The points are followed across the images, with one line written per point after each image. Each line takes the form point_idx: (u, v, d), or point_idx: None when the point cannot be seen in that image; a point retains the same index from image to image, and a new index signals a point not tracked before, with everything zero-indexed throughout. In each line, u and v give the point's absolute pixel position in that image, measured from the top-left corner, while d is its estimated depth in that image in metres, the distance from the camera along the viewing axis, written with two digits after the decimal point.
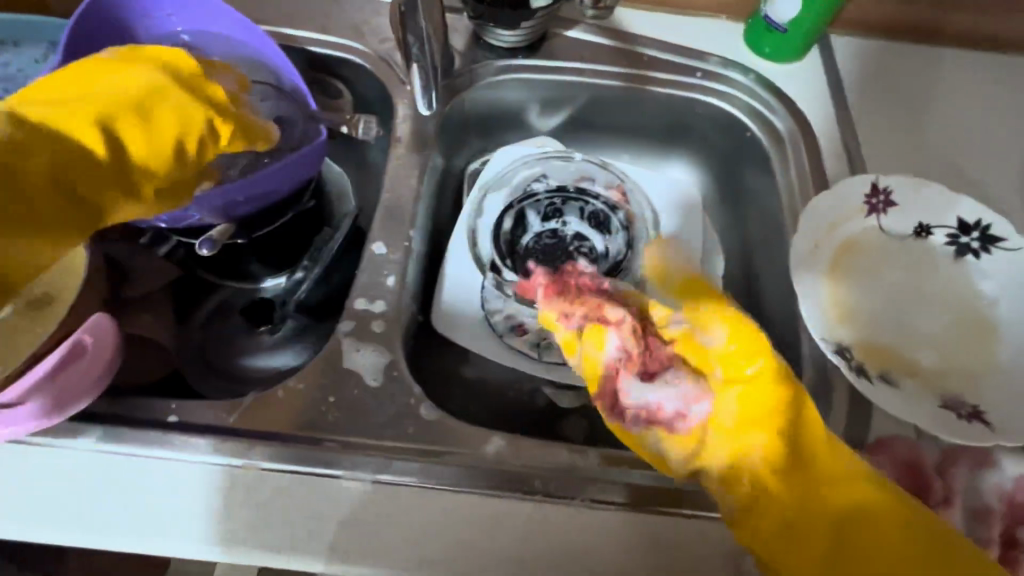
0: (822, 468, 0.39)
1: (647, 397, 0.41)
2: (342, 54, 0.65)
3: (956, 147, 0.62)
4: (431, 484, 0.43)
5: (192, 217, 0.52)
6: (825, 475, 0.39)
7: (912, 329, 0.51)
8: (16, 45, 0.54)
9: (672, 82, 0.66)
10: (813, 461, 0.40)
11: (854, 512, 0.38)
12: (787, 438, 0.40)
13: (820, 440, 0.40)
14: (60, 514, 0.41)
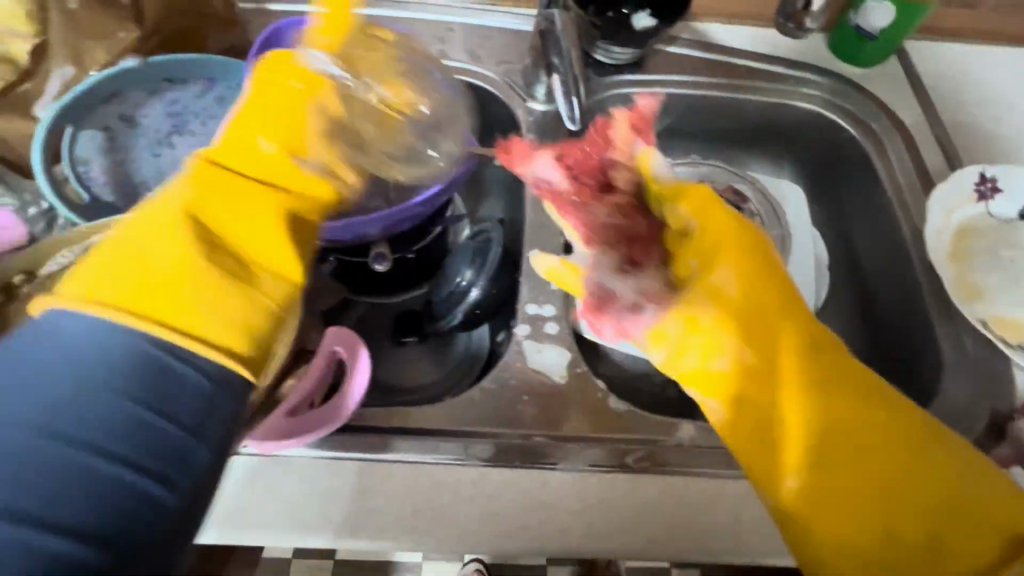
0: (817, 372, 0.44)
1: (607, 283, 0.51)
2: (462, 77, 0.69)
3: None
4: (638, 469, 0.46)
5: (367, 236, 0.54)
6: (817, 378, 0.44)
7: None
8: (181, 81, 0.55)
9: (767, 90, 0.71)
10: (783, 354, 0.45)
11: (846, 417, 0.42)
12: (772, 343, 0.45)
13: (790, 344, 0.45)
14: (300, 517, 0.44)
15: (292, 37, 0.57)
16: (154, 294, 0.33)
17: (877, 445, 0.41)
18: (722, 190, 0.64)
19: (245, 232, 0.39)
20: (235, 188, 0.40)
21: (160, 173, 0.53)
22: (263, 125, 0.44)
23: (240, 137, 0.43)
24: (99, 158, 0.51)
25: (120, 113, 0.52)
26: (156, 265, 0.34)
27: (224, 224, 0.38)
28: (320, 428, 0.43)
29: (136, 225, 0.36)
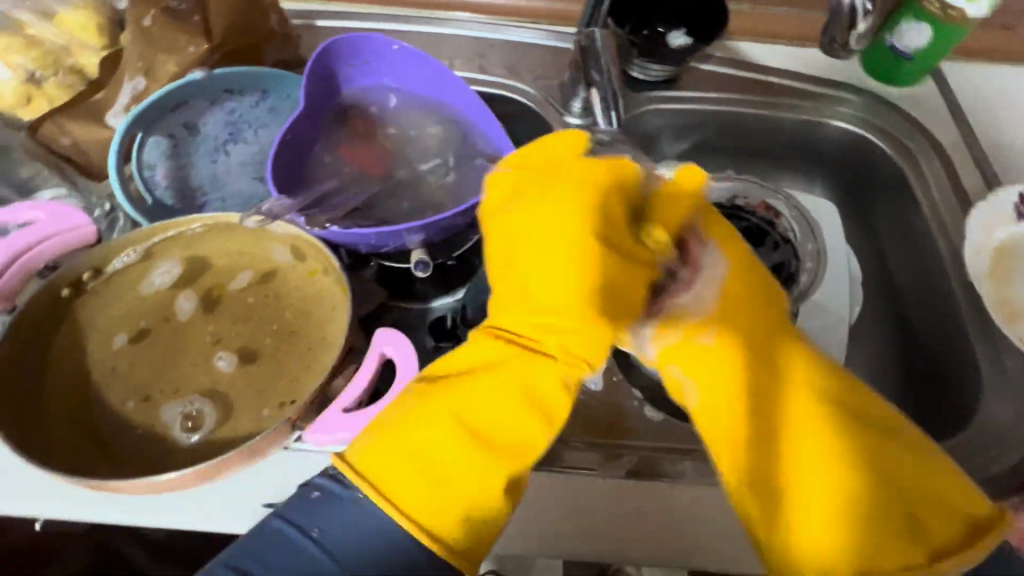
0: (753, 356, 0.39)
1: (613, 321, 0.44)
2: (501, 91, 0.71)
3: None
4: (676, 479, 0.47)
5: (408, 242, 0.56)
6: (759, 384, 0.39)
7: None
8: (240, 93, 0.57)
9: (800, 109, 0.73)
10: (748, 364, 0.39)
11: (809, 430, 0.37)
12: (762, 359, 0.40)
13: (755, 351, 0.40)
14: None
15: (343, 50, 0.59)
16: (407, 480, 0.34)
17: (811, 463, 0.36)
18: (756, 205, 0.65)
19: (517, 404, 0.37)
20: (545, 278, 0.38)
21: (214, 179, 0.56)
22: (563, 203, 0.39)
23: (546, 221, 0.39)
24: (162, 164, 0.54)
25: (183, 120, 0.55)
26: (409, 451, 0.35)
27: (526, 324, 0.39)
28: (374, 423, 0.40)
29: (490, 340, 0.39)
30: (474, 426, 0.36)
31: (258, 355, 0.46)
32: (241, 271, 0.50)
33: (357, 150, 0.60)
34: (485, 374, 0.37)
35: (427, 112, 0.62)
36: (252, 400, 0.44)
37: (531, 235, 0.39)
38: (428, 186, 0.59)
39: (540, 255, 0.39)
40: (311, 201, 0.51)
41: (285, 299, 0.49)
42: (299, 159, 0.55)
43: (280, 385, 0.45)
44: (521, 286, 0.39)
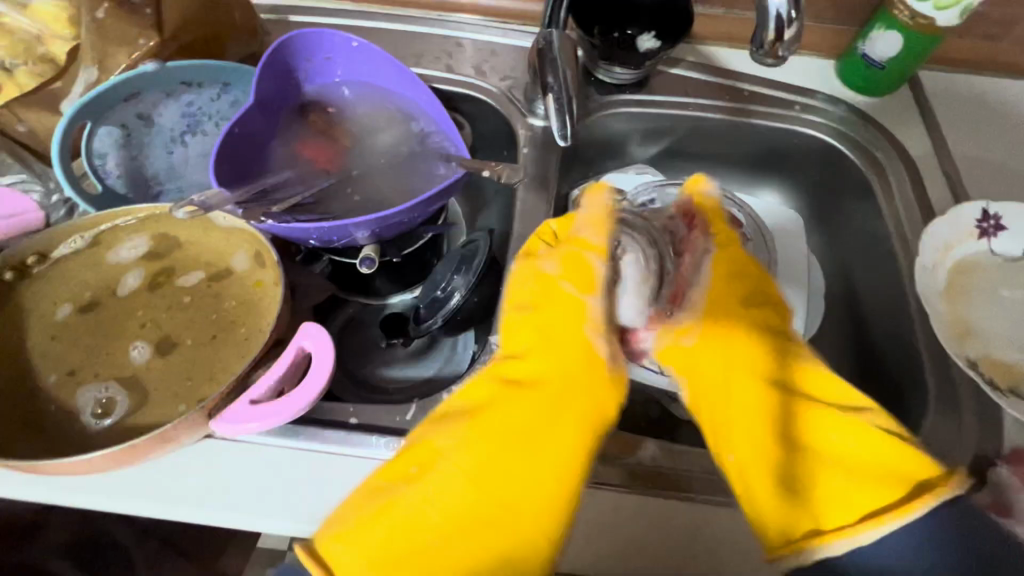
0: (753, 371, 0.45)
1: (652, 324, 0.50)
2: (465, 91, 0.71)
3: None
4: (597, 485, 0.46)
5: (354, 236, 0.56)
6: (761, 391, 0.43)
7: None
8: (198, 85, 0.58)
9: (772, 115, 0.71)
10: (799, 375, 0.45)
11: (814, 429, 0.41)
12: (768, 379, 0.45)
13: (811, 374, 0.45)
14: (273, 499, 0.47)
15: (302, 46, 0.60)
16: (390, 552, 0.35)
17: (831, 460, 0.39)
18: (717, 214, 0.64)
19: (526, 459, 0.39)
20: (549, 355, 0.43)
21: (171, 170, 0.57)
22: (555, 320, 0.44)
23: (550, 330, 0.44)
24: (114, 154, 0.55)
25: (136, 111, 0.56)
26: (397, 514, 0.36)
27: (514, 395, 0.41)
28: (291, 412, 0.40)
29: (484, 403, 0.41)
30: (495, 492, 0.37)
31: (180, 346, 0.47)
32: (185, 264, 0.51)
33: (310, 145, 0.60)
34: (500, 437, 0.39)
35: (385, 110, 0.63)
36: (169, 390, 0.45)
37: (542, 332, 0.44)
38: (381, 183, 0.60)
39: (548, 349, 0.43)
40: (254, 193, 0.52)
41: (222, 294, 0.49)
42: (248, 152, 0.56)
43: (201, 380, 0.45)
44: (530, 372, 0.43)
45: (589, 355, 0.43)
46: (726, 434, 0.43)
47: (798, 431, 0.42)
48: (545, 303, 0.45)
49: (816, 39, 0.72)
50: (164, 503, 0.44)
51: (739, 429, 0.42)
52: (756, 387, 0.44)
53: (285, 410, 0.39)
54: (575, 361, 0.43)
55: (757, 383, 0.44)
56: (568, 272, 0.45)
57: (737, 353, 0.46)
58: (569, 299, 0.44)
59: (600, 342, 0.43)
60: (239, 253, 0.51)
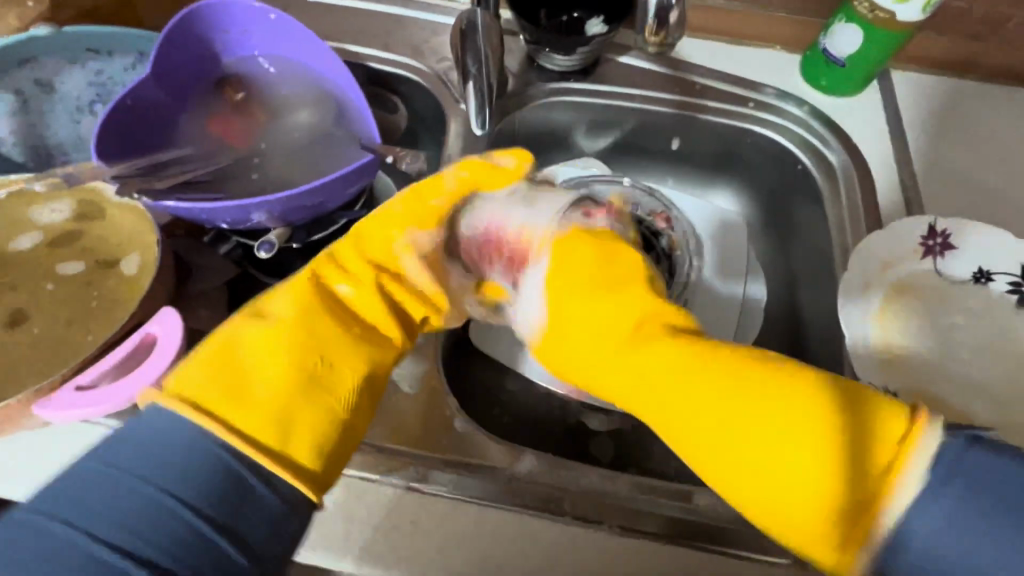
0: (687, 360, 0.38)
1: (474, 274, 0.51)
2: (401, 72, 0.68)
3: (1009, 181, 0.62)
4: (460, 496, 0.44)
5: (252, 220, 0.53)
6: (720, 387, 0.36)
7: (952, 376, 0.50)
8: (107, 54, 0.56)
9: (722, 111, 0.66)
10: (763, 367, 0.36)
11: (786, 428, 0.34)
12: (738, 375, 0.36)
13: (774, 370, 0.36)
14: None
15: (217, 16, 0.57)
16: (233, 400, 0.37)
17: (796, 458, 0.33)
18: (656, 215, 0.61)
19: (305, 345, 0.41)
20: (347, 262, 0.47)
21: (77, 140, 0.55)
22: (381, 234, 0.49)
23: (377, 245, 0.48)
24: (9, 120, 0.54)
25: (34, 76, 0.55)
26: (249, 385, 0.38)
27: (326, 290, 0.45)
28: (118, 402, 0.39)
29: (314, 296, 0.44)
30: (323, 356, 0.41)
31: (28, 331, 0.45)
32: (75, 243, 0.49)
33: (220, 121, 0.58)
34: (299, 323, 0.42)
35: (306, 87, 0.60)
36: (7, 366, 0.43)
37: (362, 244, 0.48)
38: (291, 165, 0.57)
39: (360, 257, 0.47)
40: (141, 168, 0.51)
41: (92, 283, 0.47)
42: (147, 126, 0.54)
43: (40, 364, 0.43)
44: (342, 275, 0.46)
45: (389, 254, 0.48)
46: (726, 470, 0.35)
47: (775, 422, 0.34)
48: (381, 221, 0.49)
49: (779, 30, 0.67)
50: (20, 480, 0.43)
51: (755, 461, 0.34)
52: (770, 398, 0.35)
53: (120, 394, 0.39)
54: (402, 272, 0.48)
55: (721, 378, 0.36)
56: (418, 195, 0.50)
57: (600, 270, 0.44)
58: (389, 216, 0.49)
59: (412, 264, 0.48)
60: (117, 240, 0.49)
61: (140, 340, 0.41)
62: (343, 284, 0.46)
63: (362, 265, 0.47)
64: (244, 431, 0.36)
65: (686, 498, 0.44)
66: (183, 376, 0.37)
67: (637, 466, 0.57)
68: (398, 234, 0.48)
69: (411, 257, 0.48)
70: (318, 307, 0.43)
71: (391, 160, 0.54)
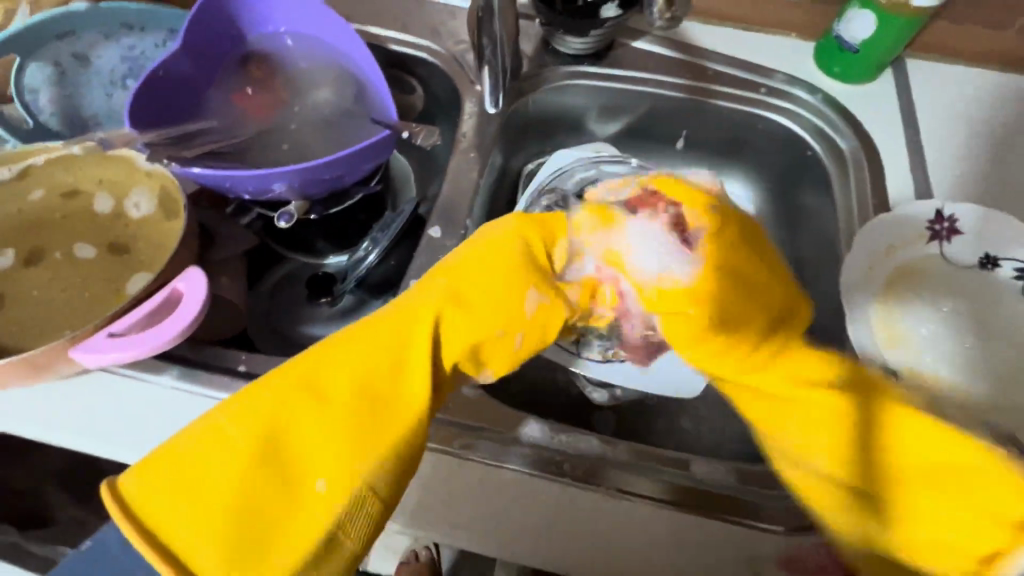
0: (831, 409, 0.38)
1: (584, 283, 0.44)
2: (417, 53, 0.70)
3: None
4: (461, 456, 0.45)
5: (273, 190, 0.55)
6: (846, 424, 0.38)
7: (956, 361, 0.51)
8: (140, 30, 0.59)
9: (734, 96, 0.67)
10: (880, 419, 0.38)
11: (909, 461, 0.37)
12: (860, 425, 0.38)
13: (866, 405, 0.38)
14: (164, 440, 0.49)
15: None
16: (195, 518, 0.34)
17: (950, 484, 0.36)
18: None
19: (312, 434, 0.35)
20: (388, 327, 0.38)
21: (110, 112, 0.58)
22: (484, 276, 0.40)
23: (453, 298, 0.39)
24: (47, 90, 0.56)
25: (71, 50, 0.57)
26: (254, 518, 0.34)
27: (370, 348, 0.37)
28: (135, 355, 0.41)
29: (327, 368, 0.37)
30: (271, 486, 0.35)
31: (25, 292, 0.49)
32: (134, 249, 0.51)
33: (246, 96, 0.61)
34: (326, 407, 0.36)
35: (327, 67, 0.62)
36: (22, 314, 0.48)
37: (401, 316, 0.38)
38: (312, 139, 0.59)
39: (388, 329, 0.38)
40: (171, 137, 0.53)
41: (101, 267, 0.50)
42: (178, 99, 0.57)
43: (49, 324, 0.48)
44: (370, 337, 0.38)
45: (424, 323, 0.38)
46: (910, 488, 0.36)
47: (882, 442, 0.37)
48: (420, 305, 0.39)
49: (793, 16, 0.67)
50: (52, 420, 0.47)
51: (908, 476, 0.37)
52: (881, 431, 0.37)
53: (138, 346, 0.41)
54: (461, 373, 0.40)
55: (851, 416, 0.38)
56: (498, 253, 0.41)
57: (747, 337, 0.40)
58: (473, 262, 0.40)
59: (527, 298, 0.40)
60: (134, 230, 0.52)
61: (168, 297, 0.43)
62: (363, 344, 0.37)
63: (393, 327, 0.38)
64: (183, 546, 0.34)
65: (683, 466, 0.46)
66: (144, 485, 0.35)
67: (635, 437, 0.60)
68: (495, 319, 0.39)
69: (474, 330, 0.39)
70: (372, 359, 0.37)
71: (407, 135, 0.55)
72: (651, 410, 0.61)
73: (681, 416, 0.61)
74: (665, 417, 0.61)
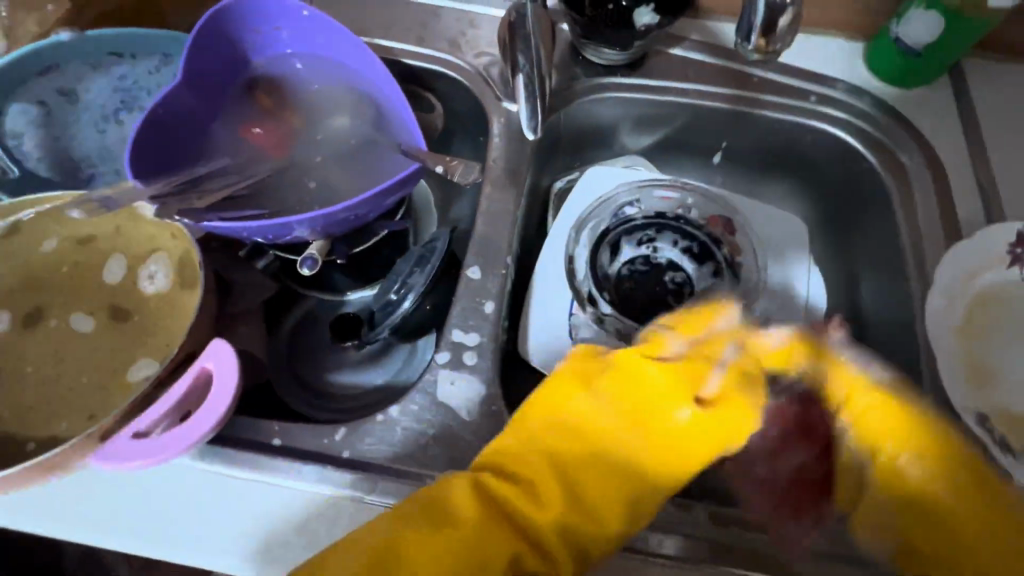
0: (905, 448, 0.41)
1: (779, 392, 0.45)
2: (435, 67, 0.64)
3: None
4: None
5: (294, 235, 0.50)
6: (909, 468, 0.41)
7: None
8: (131, 57, 0.52)
9: (782, 106, 0.62)
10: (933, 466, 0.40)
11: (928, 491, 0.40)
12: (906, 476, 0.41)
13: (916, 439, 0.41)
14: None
15: (245, 14, 0.53)
16: None
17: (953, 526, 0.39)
18: (712, 220, 0.60)
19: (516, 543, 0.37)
20: (572, 435, 0.40)
21: (103, 150, 0.52)
22: (646, 398, 0.41)
23: (626, 408, 0.41)
24: (32, 132, 0.50)
25: (56, 85, 0.51)
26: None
27: (569, 451, 0.40)
28: (163, 455, 0.37)
29: (541, 471, 0.39)
30: None
31: (22, 369, 0.44)
32: (147, 326, 0.45)
33: (256, 128, 0.55)
34: (534, 516, 0.38)
35: (343, 90, 0.56)
36: (24, 395, 0.43)
37: (587, 427, 0.40)
38: (333, 174, 0.54)
39: (578, 436, 0.40)
40: (179, 184, 0.48)
41: (109, 344, 0.45)
42: (181, 137, 0.51)
43: (54, 410, 0.42)
44: (567, 439, 0.40)
45: (615, 436, 0.40)
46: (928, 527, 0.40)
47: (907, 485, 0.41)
48: (598, 424, 0.40)
49: (843, 16, 0.62)
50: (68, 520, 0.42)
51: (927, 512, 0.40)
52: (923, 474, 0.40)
53: (160, 450, 0.37)
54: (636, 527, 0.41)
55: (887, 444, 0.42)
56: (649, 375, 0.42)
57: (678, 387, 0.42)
58: (632, 373, 0.42)
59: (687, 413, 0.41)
60: (145, 304, 0.46)
61: (197, 381, 0.39)
62: (558, 452, 0.40)
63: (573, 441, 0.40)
64: None
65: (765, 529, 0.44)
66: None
67: None
68: (655, 479, 0.40)
69: (636, 492, 0.40)
70: (571, 511, 0.38)
71: (441, 171, 0.50)
72: None
73: None
74: None
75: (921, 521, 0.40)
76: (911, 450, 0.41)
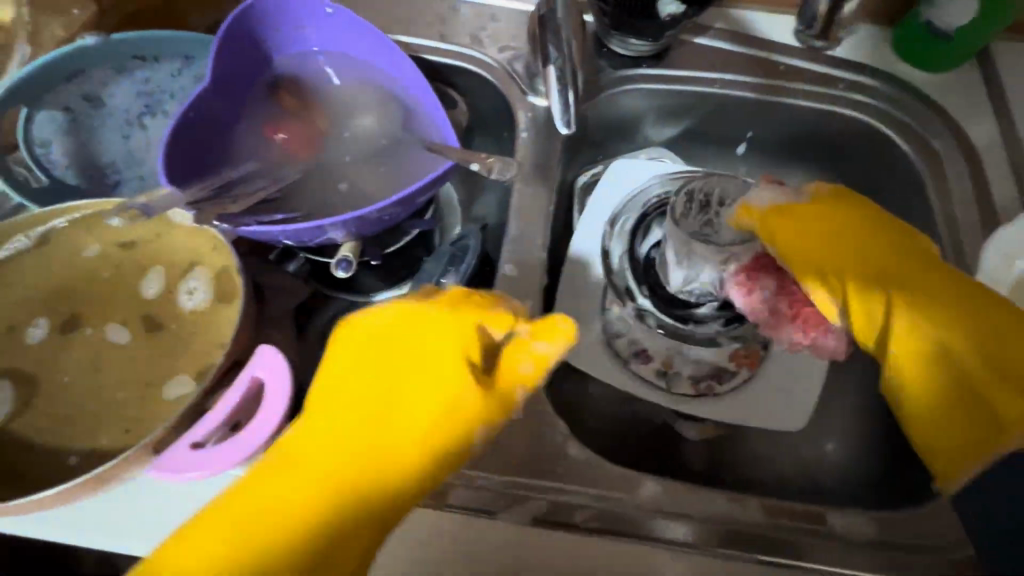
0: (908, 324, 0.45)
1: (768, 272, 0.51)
2: (458, 63, 0.63)
3: None
4: (586, 530, 0.42)
5: (327, 236, 0.49)
6: (907, 334, 0.45)
7: None
8: (154, 60, 0.51)
9: (810, 93, 0.61)
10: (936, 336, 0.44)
11: (939, 359, 0.44)
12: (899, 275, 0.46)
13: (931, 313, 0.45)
14: None
15: (269, 13, 0.52)
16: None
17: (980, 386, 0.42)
18: None
19: (279, 495, 0.36)
20: (352, 383, 0.40)
21: (128, 156, 0.51)
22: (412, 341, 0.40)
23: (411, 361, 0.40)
24: (60, 141, 0.50)
25: (82, 92, 0.50)
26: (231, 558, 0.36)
27: (321, 396, 0.40)
28: (219, 466, 0.38)
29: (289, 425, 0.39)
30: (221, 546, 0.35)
31: (59, 381, 0.43)
32: (184, 344, 0.45)
33: (282, 129, 0.54)
34: (285, 469, 0.37)
35: (369, 88, 0.55)
36: (67, 409, 0.42)
37: (363, 373, 0.40)
38: (365, 173, 0.53)
39: (366, 381, 0.40)
40: (212, 189, 0.47)
41: (148, 357, 0.44)
42: (210, 141, 0.50)
43: (97, 426, 0.42)
44: (335, 390, 0.40)
45: (382, 387, 0.40)
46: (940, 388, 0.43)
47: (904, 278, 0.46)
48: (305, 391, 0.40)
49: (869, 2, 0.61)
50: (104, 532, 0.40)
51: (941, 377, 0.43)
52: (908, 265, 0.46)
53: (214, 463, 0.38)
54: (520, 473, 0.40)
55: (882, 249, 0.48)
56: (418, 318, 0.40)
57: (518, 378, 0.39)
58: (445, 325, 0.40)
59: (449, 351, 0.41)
60: (182, 320, 0.45)
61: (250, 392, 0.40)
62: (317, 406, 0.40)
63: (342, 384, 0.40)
64: None
65: (819, 520, 0.44)
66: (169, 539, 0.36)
67: (732, 471, 0.56)
68: (439, 419, 0.38)
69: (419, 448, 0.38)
70: (318, 467, 0.38)
71: (479, 168, 0.50)
72: (744, 440, 0.57)
73: (777, 444, 0.58)
74: (760, 448, 0.57)
75: (932, 391, 0.43)
76: (944, 330, 0.44)
